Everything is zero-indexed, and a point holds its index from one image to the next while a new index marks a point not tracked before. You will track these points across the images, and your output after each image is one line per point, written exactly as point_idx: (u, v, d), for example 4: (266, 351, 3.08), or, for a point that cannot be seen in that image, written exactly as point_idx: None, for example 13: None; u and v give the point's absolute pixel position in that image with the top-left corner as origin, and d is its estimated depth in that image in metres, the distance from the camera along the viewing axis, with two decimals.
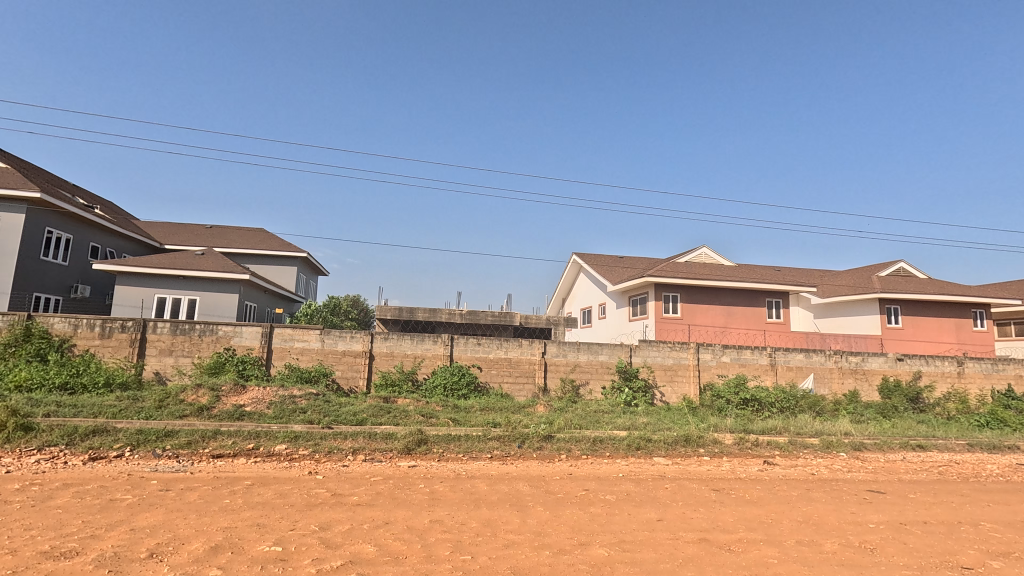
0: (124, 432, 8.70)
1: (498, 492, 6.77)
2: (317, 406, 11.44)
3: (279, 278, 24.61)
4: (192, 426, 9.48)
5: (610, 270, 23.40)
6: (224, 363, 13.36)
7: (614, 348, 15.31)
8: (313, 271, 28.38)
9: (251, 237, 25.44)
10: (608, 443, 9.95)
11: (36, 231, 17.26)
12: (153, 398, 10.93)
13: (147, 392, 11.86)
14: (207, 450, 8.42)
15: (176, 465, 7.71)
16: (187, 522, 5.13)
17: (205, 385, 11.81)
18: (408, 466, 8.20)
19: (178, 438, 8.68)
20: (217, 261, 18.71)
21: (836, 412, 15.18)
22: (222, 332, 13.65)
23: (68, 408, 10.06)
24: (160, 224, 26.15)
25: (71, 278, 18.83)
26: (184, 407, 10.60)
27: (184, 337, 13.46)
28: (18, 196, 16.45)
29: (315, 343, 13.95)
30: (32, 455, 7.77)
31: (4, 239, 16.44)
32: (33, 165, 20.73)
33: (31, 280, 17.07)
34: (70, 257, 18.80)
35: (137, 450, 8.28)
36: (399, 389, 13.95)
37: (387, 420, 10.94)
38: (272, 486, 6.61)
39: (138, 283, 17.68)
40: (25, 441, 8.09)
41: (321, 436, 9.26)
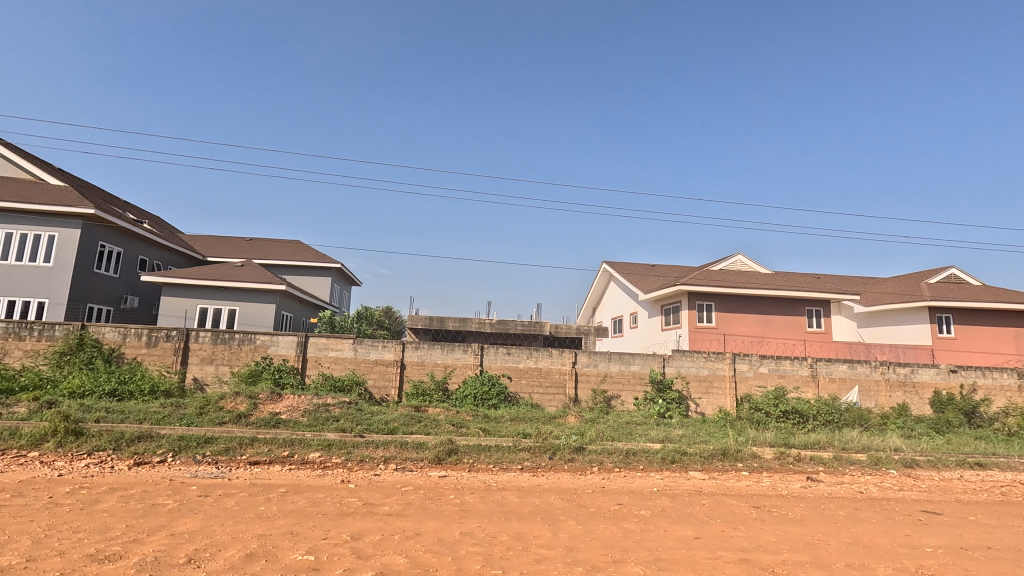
0: (168, 438, 8.97)
1: (529, 505, 6.67)
2: (350, 415, 11.57)
3: (313, 289, 25.25)
4: (231, 432, 9.74)
5: (641, 279, 23.08)
6: (261, 371, 13.74)
7: (647, 358, 15.01)
8: (346, 281, 29.02)
9: (288, 249, 26.24)
10: (642, 456, 9.71)
11: (91, 246, 18.21)
12: (195, 406, 11.30)
13: (190, 399, 12.32)
14: (244, 457, 8.64)
15: (215, 471, 7.93)
16: (224, 528, 5.23)
17: (243, 393, 12.13)
18: (439, 476, 8.18)
19: (218, 444, 8.93)
20: (256, 272, 19.34)
21: (884, 426, 14.41)
22: (260, 340, 14.02)
23: (116, 414, 10.50)
24: (202, 237, 27.23)
25: (121, 289, 19.80)
26: (223, 414, 10.90)
27: (224, 345, 13.89)
28: (74, 213, 17.42)
29: (347, 352, 14.17)
30: (83, 459, 8.14)
31: (61, 252, 17.43)
32: (88, 184, 21.99)
33: (85, 292, 17.99)
34: (121, 269, 19.79)
35: (180, 456, 8.57)
36: (429, 398, 14.04)
37: (418, 430, 10.97)
38: (305, 495, 6.69)
39: (183, 294, 18.42)
40: (75, 446, 8.47)
41: (354, 444, 9.37)
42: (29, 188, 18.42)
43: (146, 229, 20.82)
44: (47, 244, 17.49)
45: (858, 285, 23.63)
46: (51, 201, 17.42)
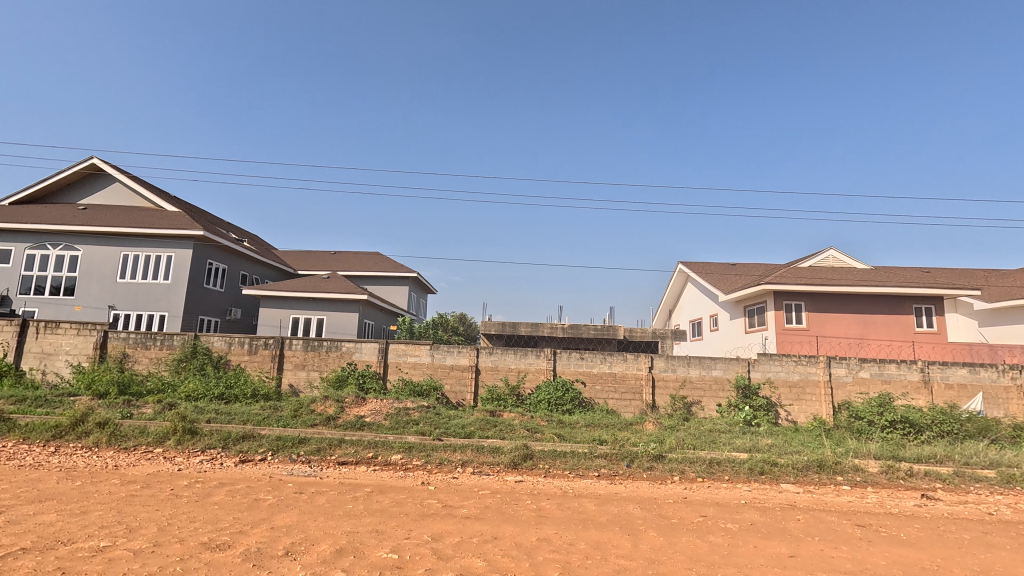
0: (267, 438, 9.76)
1: (607, 513, 6.53)
2: (428, 419, 11.96)
3: (392, 297, 26.48)
4: (322, 434, 10.41)
5: (721, 279, 21.96)
6: (347, 376, 14.58)
7: (730, 362, 14.22)
8: (423, 290, 30.16)
9: (369, 260, 27.74)
10: (727, 466, 9.19)
11: (201, 264, 20.31)
12: (290, 408, 12.21)
13: (285, 402, 13.33)
14: (333, 457, 9.20)
15: (308, 470, 8.52)
16: (317, 524, 5.59)
17: (331, 397, 12.93)
18: (515, 481, 8.23)
19: (310, 445, 9.58)
20: (341, 283, 20.62)
21: (1017, 439, 12.61)
22: (345, 347, 14.89)
23: (224, 415, 11.58)
24: (294, 252, 29.50)
25: (226, 302, 21.89)
26: (314, 417, 11.68)
27: (314, 352, 14.90)
28: (187, 235, 19.52)
29: (425, 358, 14.69)
30: (197, 455, 9.07)
31: (177, 270, 19.58)
32: (198, 209, 24.61)
33: (197, 305, 20.09)
34: (226, 284, 21.89)
35: (277, 454, 9.29)
36: (504, 403, 14.19)
37: (493, 434, 11.11)
38: (388, 495, 7.00)
39: (278, 305, 20.02)
40: (191, 444, 9.45)
41: (433, 448, 9.66)
42: (151, 215, 20.91)
43: (246, 247, 22.88)
44: (166, 263, 19.72)
45: (979, 279, 20.95)
46: (168, 225, 19.63)
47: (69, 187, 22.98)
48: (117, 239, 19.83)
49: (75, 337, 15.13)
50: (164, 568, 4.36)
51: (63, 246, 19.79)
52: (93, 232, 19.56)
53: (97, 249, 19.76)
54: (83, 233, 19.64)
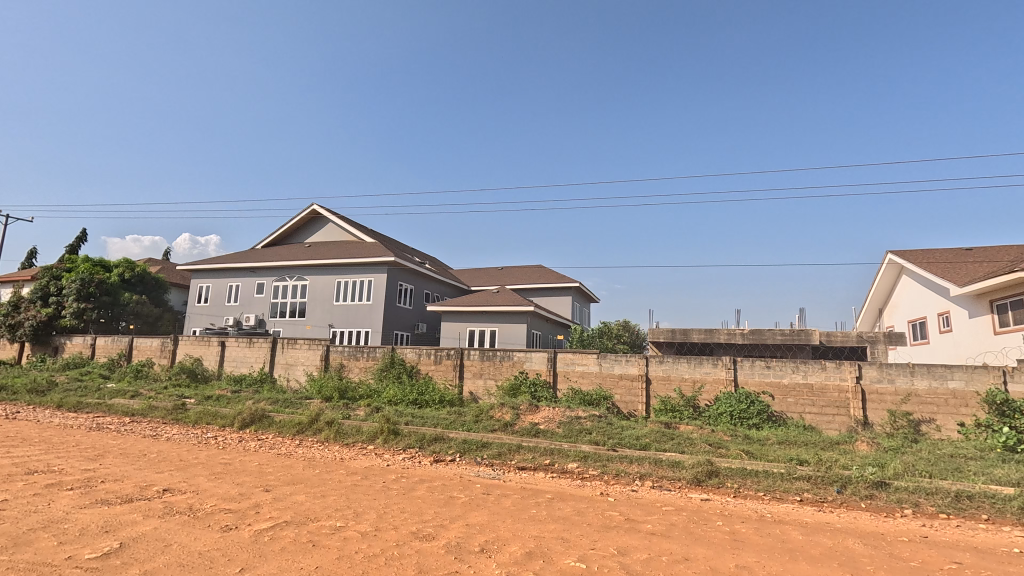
0: (455, 440, 10.70)
1: (819, 546, 5.66)
2: (601, 429, 11.85)
3: (557, 308, 27.11)
4: (501, 439, 11.04)
5: (951, 268, 17.79)
6: (520, 384, 15.27)
7: (975, 371, 11.35)
8: (586, 299, 30.32)
9: (533, 273, 28.91)
10: (986, 501, 7.27)
11: (394, 285, 23.35)
12: (472, 414, 13.22)
13: (468, 408, 14.47)
14: (514, 462, 9.66)
15: (493, 473, 9.08)
16: (506, 525, 5.90)
17: (507, 404, 13.65)
18: (700, 499, 7.66)
19: (492, 449, 10.22)
20: (510, 297, 21.84)
21: None
22: (517, 357, 15.64)
23: (419, 419, 13.03)
24: (466, 271, 32.24)
25: (414, 318, 24.80)
26: (494, 422, 12.45)
27: (490, 362, 15.94)
28: (382, 261, 22.65)
29: (593, 367, 14.66)
30: (401, 453, 10.35)
31: (376, 292, 22.82)
32: (389, 240, 28.53)
33: (392, 321, 23.12)
34: (413, 302, 24.84)
35: (465, 456, 10.11)
36: (680, 415, 13.37)
37: (671, 447, 10.54)
38: (569, 503, 7.08)
39: (456, 319, 21.95)
40: (395, 443, 10.84)
41: (609, 458, 9.52)
42: (356, 247, 24.82)
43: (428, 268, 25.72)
44: (368, 287, 23.11)
45: None
46: (369, 254, 23.04)
47: (299, 230, 28.59)
48: (333, 269, 23.91)
49: (307, 351, 18.57)
50: (386, 550, 5.03)
51: (297, 277, 24.57)
52: (316, 264, 23.92)
53: (319, 278, 24.08)
54: (310, 266, 24.14)
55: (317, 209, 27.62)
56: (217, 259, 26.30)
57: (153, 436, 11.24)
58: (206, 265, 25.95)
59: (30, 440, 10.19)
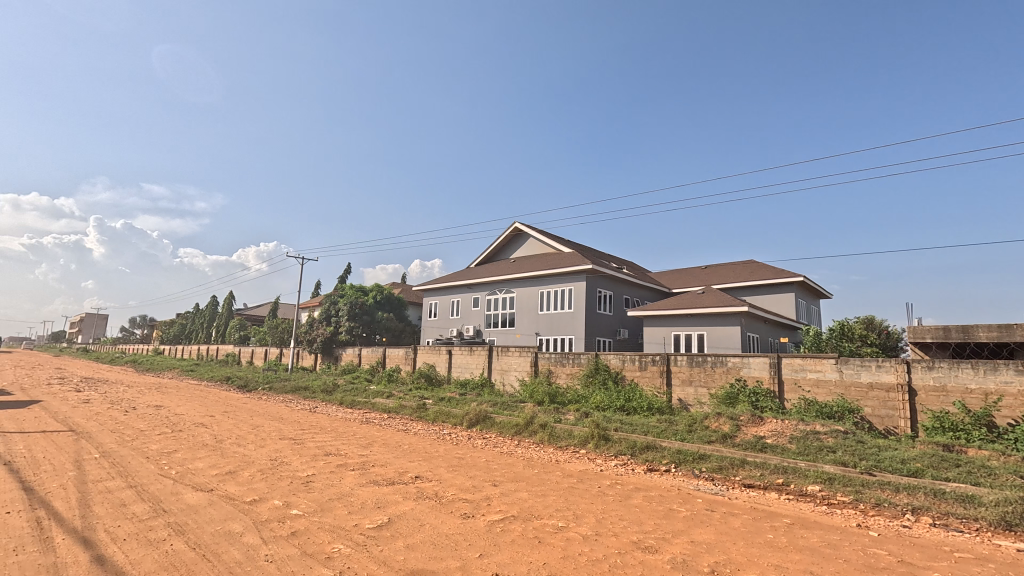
0: (669, 450, 10.23)
1: None
2: (848, 447, 9.92)
3: (777, 307, 23.94)
4: (721, 452, 10.15)
5: None
6: (738, 393, 13.86)
7: None
8: (813, 295, 26.17)
9: (744, 270, 26.16)
10: None
11: (593, 292, 23.68)
12: (684, 423, 12.47)
13: (679, 416, 13.69)
14: (738, 478, 8.73)
15: (714, 487, 8.36)
16: (738, 548, 5.36)
17: (724, 414, 12.50)
18: (1015, 548, 5.78)
19: (711, 462, 9.46)
20: (718, 297, 20.16)
21: None
22: (732, 363, 14.27)
23: (628, 426, 12.83)
24: (667, 274, 30.92)
25: (616, 324, 24.88)
26: (710, 433, 11.51)
27: (700, 368, 14.87)
28: (581, 270, 23.17)
29: (831, 374, 12.48)
30: (613, 459, 10.31)
31: (577, 300, 23.43)
32: (586, 249, 29.17)
33: (595, 328, 23.49)
34: (614, 308, 24.93)
35: (681, 467, 9.55)
36: (966, 436, 10.40)
37: (956, 476, 8.25)
38: (815, 531, 6.08)
39: (660, 323, 21.00)
40: (606, 448, 10.86)
41: (863, 483, 7.94)
42: (555, 259, 25.96)
43: (626, 273, 25.41)
44: (569, 295, 23.88)
45: None
46: (568, 264, 23.85)
47: (505, 247, 31.24)
48: (536, 280, 25.41)
49: (519, 358, 20.02)
50: (608, 557, 5.03)
51: (505, 290, 26.81)
52: (521, 277, 25.74)
53: (524, 289, 25.84)
54: (516, 279, 26.11)
55: (519, 226, 29.80)
56: (441, 279, 30.38)
57: (404, 431, 13.43)
58: (434, 285, 30.18)
59: (325, 428, 13.16)
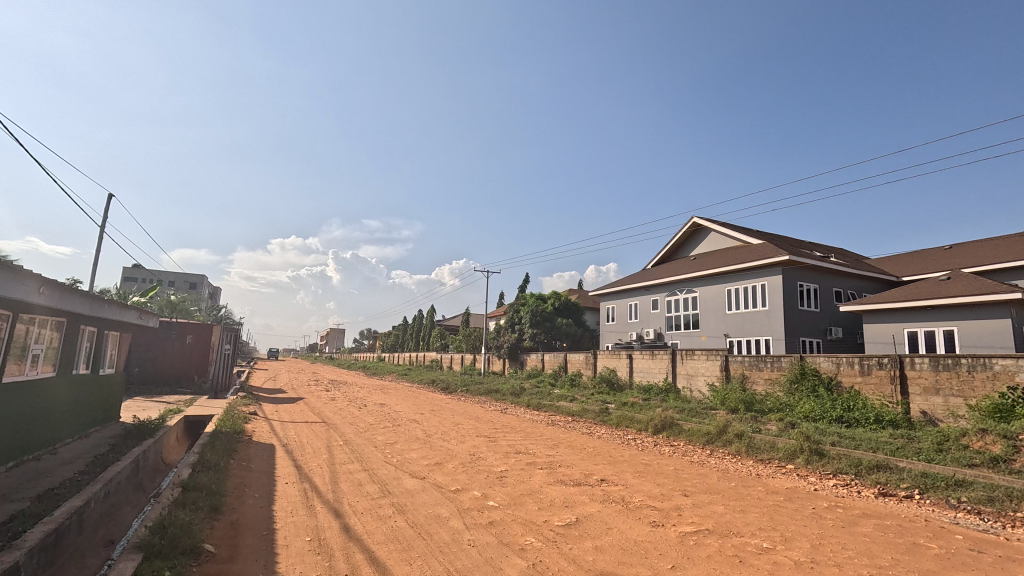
0: (909, 473, 8.40)
1: None
2: None
3: None
4: (990, 479, 7.95)
5: None
6: (1013, 406, 10.72)
7: None
8: None
9: (1012, 246, 20.24)
10: None
11: (793, 287, 20.83)
12: (931, 440, 10.10)
13: (922, 432, 11.13)
14: (1021, 515, 6.70)
15: (983, 524, 6.56)
16: None
17: (993, 431, 9.77)
18: None
19: (975, 491, 7.46)
20: (972, 283, 15.99)
21: None
22: (1001, 366, 11.14)
23: (848, 440, 10.89)
24: (893, 260, 25.59)
25: (825, 322, 21.67)
26: (972, 455, 9.08)
27: (949, 373, 11.91)
28: (775, 262, 20.60)
29: None
30: (830, 479, 8.84)
31: (772, 296, 20.87)
32: (781, 238, 25.88)
33: (798, 327, 20.70)
34: (821, 303, 21.70)
35: (928, 494, 7.73)
36: None
37: None
38: None
39: (886, 319, 17.40)
40: (821, 465, 9.39)
41: None
42: (743, 252, 23.57)
43: (834, 262, 21.78)
44: (761, 291, 21.41)
45: None
46: (758, 257, 21.44)
47: (683, 245, 29.51)
48: (721, 277, 23.40)
49: (706, 361, 18.63)
50: None
51: (686, 290, 25.27)
52: (703, 275, 23.98)
53: (708, 288, 23.99)
54: (697, 277, 24.42)
55: (698, 220, 27.86)
56: (617, 283, 30.02)
57: (589, 434, 13.54)
58: (610, 289, 29.98)
59: (515, 429, 14.02)
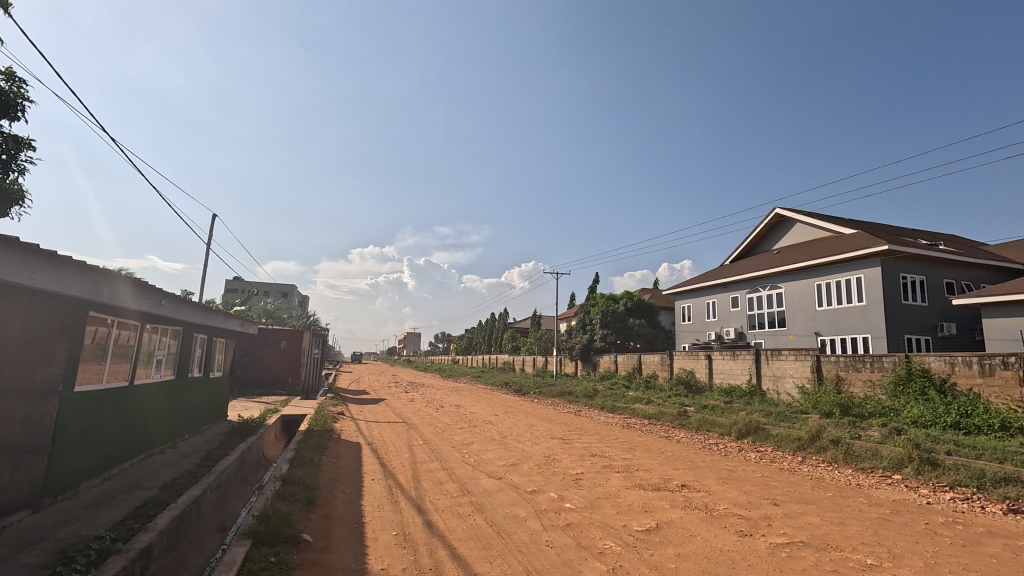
0: None
1: None
2: None
3: None
4: None
5: None
6: None
7: None
8: None
9: None
10: None
11: (894, 279, 18.96)
12: None
13: None
14: None
15: None
16: None
17: None
18: None
19: None
20: None
21: None
22: None
23: (967, 449, 9.74)
24: (1017, 246, 22.59)
25: (934, 317, 19.56)
26: None
27: None
28: (871, 253, 18.85)
29: None
30: (946, 491, 7.95)
31: (870, 290, 19.09)
32: (878, 227, 23.69)
33: (901, 323, 18.81)
34: (929, 296, 19.59)
35: None
36: None
37: None
38: None
39: (1011, 313, 15.41)
40: (933, 476, 8.47)
41: None
42: (833, 244, 21.79)
43: (944, 250, 19.57)
44: (857, 285, 19.66)
45: None
46: (851, 248, 19.73)
47: (765, 238, 27.79)
48: (808, 271, 21.79)
49: (795, 362, 17.43)
50: None
51: (770, 286, 23.78)
52: (789, 270, 22.43)
53: (794, 283, 22.41)
54: (782, 272, 22.89)
55: (780, 212, 26.15)
56: (693, 281, 28.82)
57: (667, 438, 13.11)
58: (685, 287, 28.85)
59: (590, 432, 13.85)
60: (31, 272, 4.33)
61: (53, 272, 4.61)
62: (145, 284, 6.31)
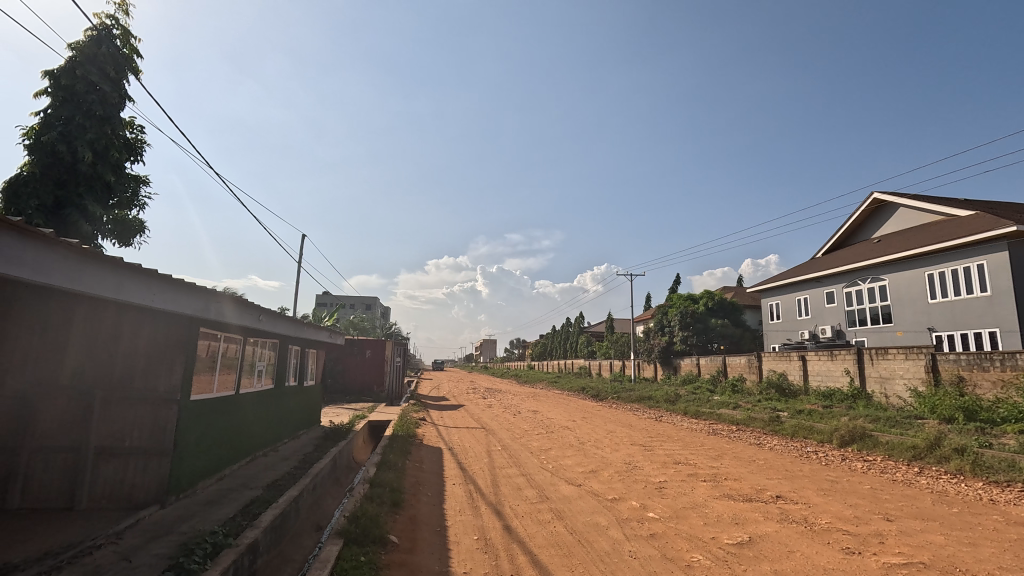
0: None
1: None
2: None
3: None
4: None
5: None
6: None
7: None
8: None
9: None
10: None
11: None
12: None
13: None
14: None
15: None
16: None
17: None
18: None
19: None
20: None
21: None
22: None
23: None
24: None
25: None
26: None
27: None
28: (994, 236, 16.59)
29: None
30: None
31: (996, 278, 16.78)
32: (1001, 207, 20.85)
33: None
34: None
35: None
36: None
37: None
38: None
39: None
40: None
41: None
42: (946, 228, 19.45)
43: None
44: (978, 273, 17.38)
45: None
46: (969, 232, 17.47)
47: (862, 226, 25.37)
48: (916, 261, 19.61)
49: (906, 362, 15.68)
50: None
51: (871, 278, 21.68)
52: (894, 259, 20.28)
53: (900, 274, 20.25)
54: (885, 262, 20.76)
55: (879, 197, 23.79)
56: (781, 277, 26.90)
57: (758, 445, 12.28)
58: (772, 284, 27.00)
59: (673, 438, 13.27)
60: (152, 295, 4.88)
61: (170, 293, 5.18)
62: (247, 301, 6.93)
